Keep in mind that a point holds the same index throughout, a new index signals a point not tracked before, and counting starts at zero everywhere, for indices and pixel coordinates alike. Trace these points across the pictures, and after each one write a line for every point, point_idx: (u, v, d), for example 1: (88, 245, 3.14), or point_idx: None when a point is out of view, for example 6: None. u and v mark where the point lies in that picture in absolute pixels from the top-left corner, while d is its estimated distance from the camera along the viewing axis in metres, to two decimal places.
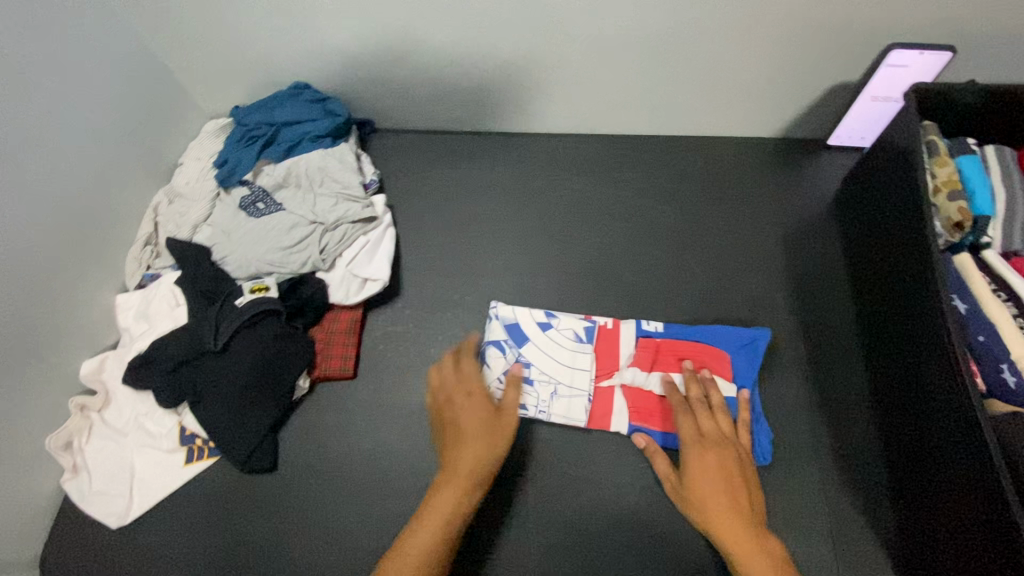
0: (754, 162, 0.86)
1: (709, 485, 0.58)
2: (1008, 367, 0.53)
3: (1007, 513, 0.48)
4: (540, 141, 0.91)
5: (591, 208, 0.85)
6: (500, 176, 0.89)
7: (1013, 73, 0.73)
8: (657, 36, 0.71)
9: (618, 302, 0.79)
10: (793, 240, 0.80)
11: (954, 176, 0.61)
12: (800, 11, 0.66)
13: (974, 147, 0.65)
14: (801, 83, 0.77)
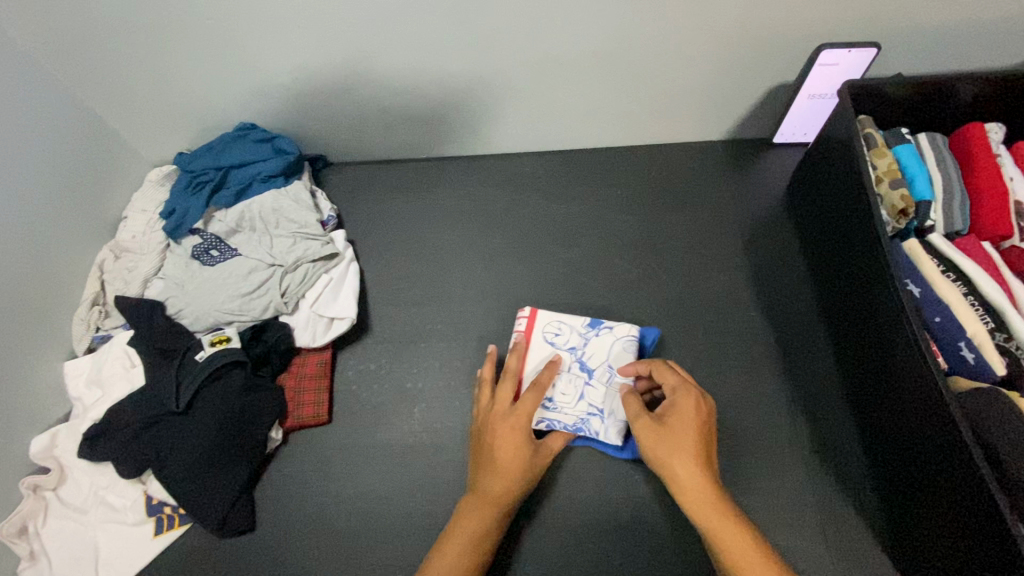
0: (706, 165, 0.88)
1: (685, 437, 0.54)
2: (966, 344, 0.55)
3: (983, 490, 0.49)
4: (498, 162, 0.90)
5: (556, 224, 0.85)
6: (460, 200, 0.88)
7: (937, 63, 0.78)
8: (604, 52, 0.73)
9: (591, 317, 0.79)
10: (750, 237, 0.82)
11: (894, 165, 0.64)
12: (734, 19, 0.69)
13: (909, 135, 0.68)
14: (743, 86, 0.80)
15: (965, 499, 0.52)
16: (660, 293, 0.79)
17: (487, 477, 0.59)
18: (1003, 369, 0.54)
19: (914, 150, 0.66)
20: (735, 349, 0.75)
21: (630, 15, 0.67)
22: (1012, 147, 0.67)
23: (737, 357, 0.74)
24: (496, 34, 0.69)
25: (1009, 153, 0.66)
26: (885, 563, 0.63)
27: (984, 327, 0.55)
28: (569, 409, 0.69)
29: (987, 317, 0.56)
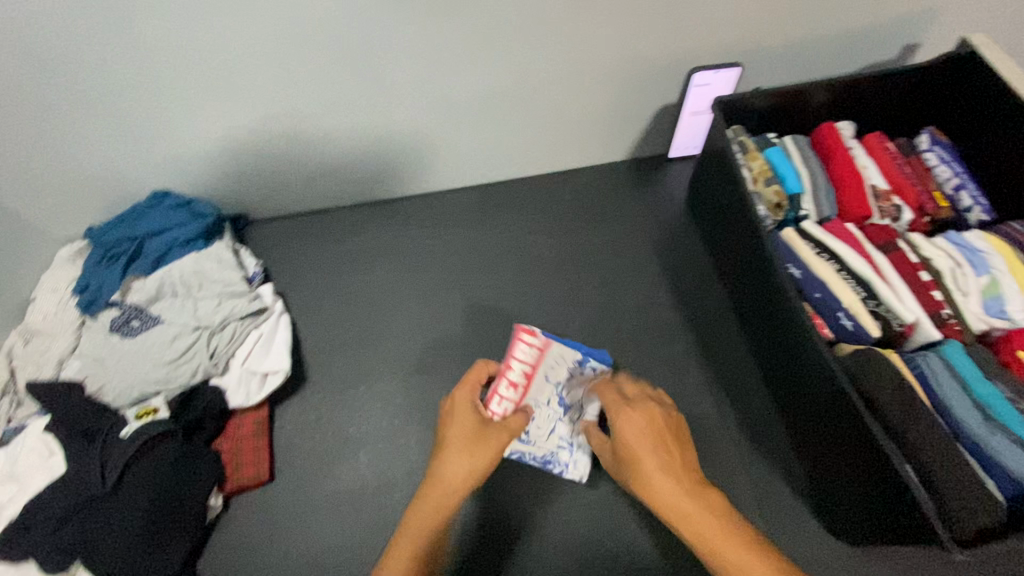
0: (613, 184, 0.95)
1: (641, 444, 0.52)
2: (843, 314, 0.62)
3: (866, 437, 0.54)
4: (422, 201, 0.93)
5: (483, 254, 0.89)
6: (387, 241, 0.90)
7: (794, 75, 0.88)
8: (502, 90, 0.79)
9: (525, 338, 0.82)
10: (661, 244, 0.89)
11: (765, 165, 0.73)
12: (610, 50, 0.77)
13: (777, 139, 0.77)
14: (634, 108, 0.88)
15: (857, 453, 0.56)
16: (588, 306, 0.84)
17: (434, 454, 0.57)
18: (876, 331, 0.60)
19: (782, 151, 0.75)
20: (660, 349, 0.79)
21: (520, 52, 0.74)
22: (861, 141, 0.76)
23: (662, 356, 0.79)
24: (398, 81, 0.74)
25: (860, 145, 0.76)
26: (817, 527, 0.67)
27: (858, 297, 0.62)
28: (541, 442, 0.72)
29: (858, 287, 0.63)
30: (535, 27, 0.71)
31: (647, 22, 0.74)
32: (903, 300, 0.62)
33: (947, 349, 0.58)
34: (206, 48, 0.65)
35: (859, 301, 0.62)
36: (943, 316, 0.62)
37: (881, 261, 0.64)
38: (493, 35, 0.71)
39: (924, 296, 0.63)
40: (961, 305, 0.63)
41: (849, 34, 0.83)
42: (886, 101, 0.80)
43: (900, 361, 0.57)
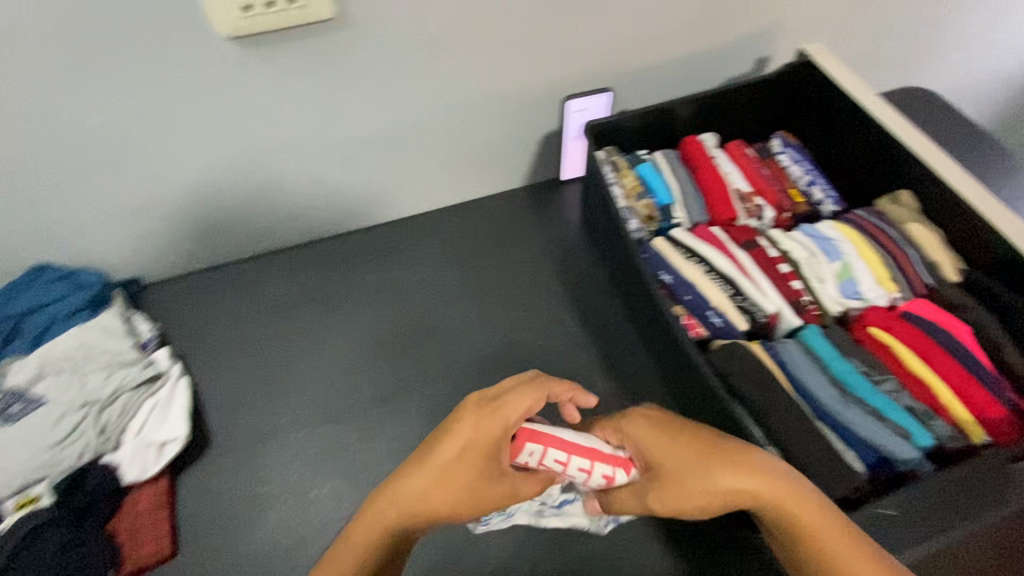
0: (513, 211, 0.98)
1: (660, 447, 0.54)
2: (712, 312, 0.66)
3: (733, 424, 0.57)
4: (325, 245, 0.93)
5: (390, 291, 0.89)
6: (291, 290, 0.89)
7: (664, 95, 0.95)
8: (384, 127, 0.82)
9: (435, 372, 0.82)
10: (562, 265, 0.92)
11: (636, 182, 0.78)
12: (480, 81, 0.81)
13: (648, 155, 0.82)
14: (520, 138, 0.92)
15: None
16: (496, 331, 0.85)
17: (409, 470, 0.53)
18: (744, 324, 0.65)
19: (653, 166, 0.80)
20: (566, 366, 0.81)
21: (391, 89, 0.78)
22: (724, 149, 0.82)
23: (569, 373, 0.81)
24: (274, 124, 0.76)
25: (723, 153, 0.82)
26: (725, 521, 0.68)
27: (726, 294, 0.67)
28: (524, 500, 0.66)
29: (726, 286, 0.67)
30: (400, 64, 0.75)
31: (509, 55, 0.80)
32: (764, 293, 0.67)
33: (807, 333, 0.64)
34: (67, 106, 0.67)
35: (727, 298, 0.66)
36: (802, 303, 0.68)
37: (743, 259, 0.69)
38: (360, 75, 0.75)
39: (784, 286, 0.68)
40: (819, 291, 0.69)
41: (703, 56, 0.90)
42: (746, 113, 0.87)
43: (761, 350, 0.62)
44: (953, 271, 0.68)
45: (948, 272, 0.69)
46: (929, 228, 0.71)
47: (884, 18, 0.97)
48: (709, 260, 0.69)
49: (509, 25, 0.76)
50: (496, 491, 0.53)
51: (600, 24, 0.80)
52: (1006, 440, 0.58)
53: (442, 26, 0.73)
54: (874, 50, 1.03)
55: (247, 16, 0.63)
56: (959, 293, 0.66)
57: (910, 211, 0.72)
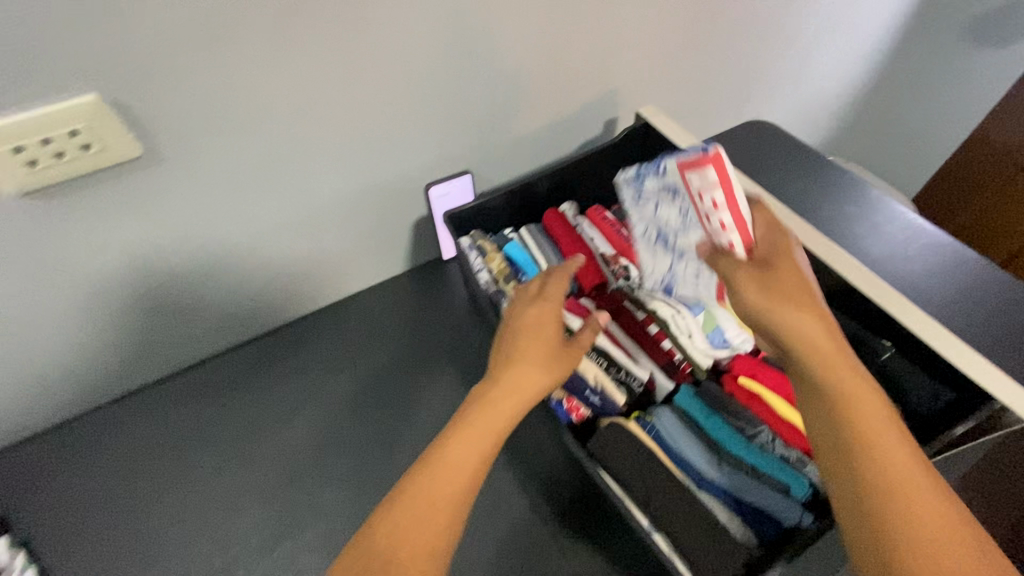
0: (397, 298, 0.96)
1: (788, 262, 0.55)
2: (589, 391, 0.67)
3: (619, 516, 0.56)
4: (197, 373, 0.87)
5: (277, 410, 0.84)
6: (161, 430, 0.81)
7: (526, 165, 0.98)
8: (233, 246, 0.78)
9: (330, 493, 0.76)
10: (453, 348, 0.90)
11: (503, 265, 0.79)
12: (332, 185, 0.79)
13: (514, 234, 0.84)
14: (389, 228, 0.91)
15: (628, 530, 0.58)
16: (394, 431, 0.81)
17: (507, 361, 0.58)
18: (621, 397, 0.67)
19: (520, 245, 0.82)
20: None
21: (236, 210, 0.74)
22: (587, 217, 0.84)
23: None
24: (107, 268, 0.70)
25: (586, 222, 0.84)
26: None
27: (601, 368, 0.69)
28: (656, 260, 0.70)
29: (600, 359, 0.69)
30: (239, 186, 0.72)
31: (356, 157, 0.78)
32: (638, 360, 0.70)
33: (679, 397, 0.67)
34: None
35: (603, 372, 0.68)
36: (675, 361, 0.70)
37: (615, 331, 0.72)
38: (196, 203, 0.70)
39: (654, 349, 0.70)
40: (689, 347, 0.70)
41: (553, 125, 0.94)
42: (602, 176, 0.91)
43: (638, 427, 0.63)
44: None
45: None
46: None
47: (709, 66, 1.06)
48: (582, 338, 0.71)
49: (349, 131, 0.75)
50: (565, 367, 0.59)
51: (444, 114, 0.81)
52: None
53: (277, 143, 0.71)
54: (707, 93, 1.12)
55: (33, 171, 0.57)
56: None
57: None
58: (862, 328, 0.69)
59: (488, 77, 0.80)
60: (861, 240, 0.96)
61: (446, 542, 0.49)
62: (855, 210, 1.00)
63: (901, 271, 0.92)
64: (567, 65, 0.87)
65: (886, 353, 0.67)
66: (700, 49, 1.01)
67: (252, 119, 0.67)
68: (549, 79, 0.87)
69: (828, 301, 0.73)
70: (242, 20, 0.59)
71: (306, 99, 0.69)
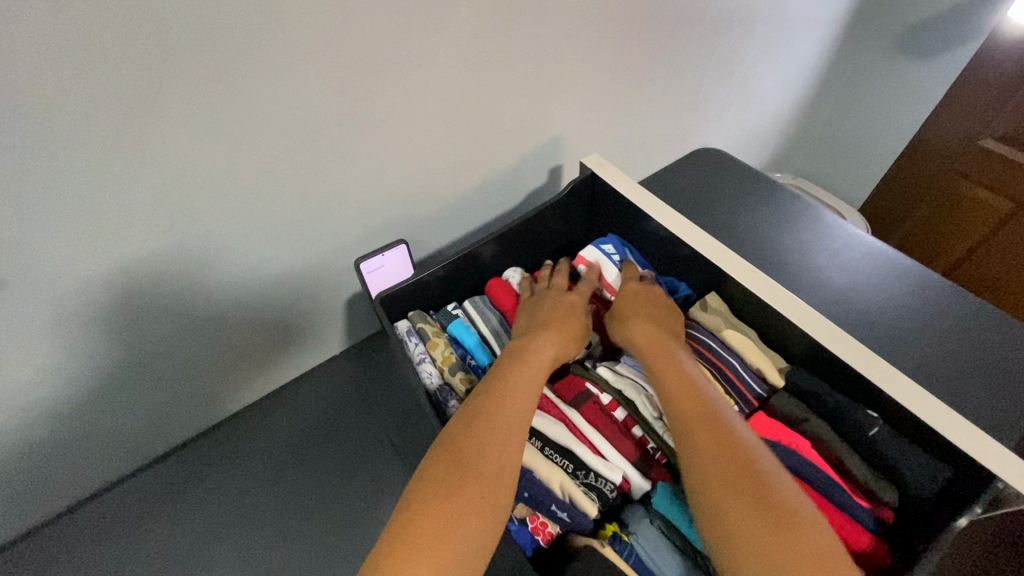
0: (339, 380, 0.90)
1: (663, 350, 0.66)
2: (556, 505, 0.61)
3: None
4: (120, 491, 0.79)
5: (209, 529, 0.76)
6: (79, 562, 0.74)
7: (469, 223, 0.92)
8: (140, 359, 0.69)
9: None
10: (399, 436, 0.83)
11: (447, 351, 0.73)
12: (250, 276, 0.72)
13: (457, 309, 0.79)
14: (313, 308, 0.82)
15: None
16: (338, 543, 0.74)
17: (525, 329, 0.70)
18: (592, 509, 0.61)
19: (465, 322, 0.76)
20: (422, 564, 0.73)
21: (116, 329, 0.64)
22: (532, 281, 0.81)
23: None
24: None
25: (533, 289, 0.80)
26: None
27: (567, 472, 0.64)
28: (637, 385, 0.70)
29: (563, 460, 0.64)
30: (135, 298, 0.63)
31: (276, 245, 0.71)
32: (608, 458, 0.65)
33: (657, 502, 0.62)
34: None
35: (567, 478, 0.63)
36: (646, 452, 0.67)
37: (580, 423, 0.68)
38: (59, 332, 0.60)
39: (624, 439, 0.67)
40: (661, 432, 0.66)
41: (495, 179, 0.88)
42: (551, 231, 0.86)
43: (615, 551, 0.58)
44: (776, 376, 0.71)
45: (773, 377, 0.71)
46: (746, 336, 0.74)
47: (644, 97, 1.00)
48: (545, 438, 0.66)
49: (243, 224, 0.66)
50: (577, 325, 0.72)
51: (354, 189, 0.73)
52: (879, 564, 0.58)
53: (154, 253, 0.61)
54: (646, 122, 1.06)
55: None
56: (793, 404, 0.67)
57: (723, 318, 0.76)
58: (845, 400, 0.64)
59: (397, 147, 0.72)
60: (824, 270, 0.91)
61: (508, 456, 0.54)
62: (812, 236, 0.97)
63: (877, 293, 0.87)
64: (488, 121, 0.79)
65: (872, 429, 0.62)
66: (632, 83, 0.95)
67: (135, 227, 0.57)
68: (470, 136, 0.79)
69: (808, 364, 0.69)
70: (81, 135, 0.49)
71: (188, 210, 0.60)
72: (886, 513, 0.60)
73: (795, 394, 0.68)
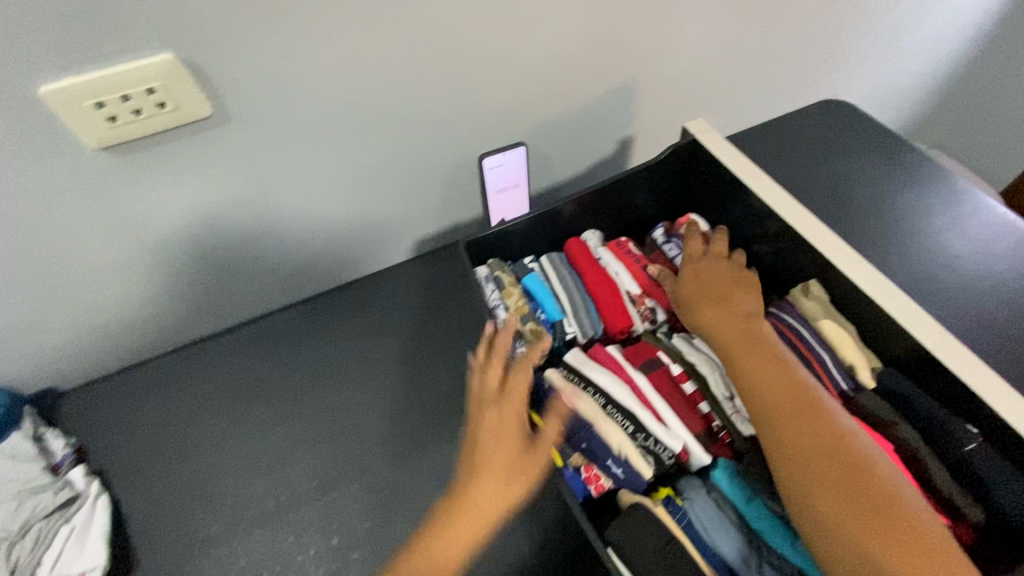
0: (409, 271, 0.92)
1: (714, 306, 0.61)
2: (613, 460, 0.56)
3: None
4: (232, 335, 0.86)
5: (281, 393, 0.81)
6: (205, 378, 0.83)
7: (576, 154, 0.95)
8: (290, 208, 0.78)
9: (363, 450, 0.76)
10: (455, 330, 0.86)
11: (521, 302, 0.69)
12: (382, 157, 0.79)
13: (534, 264, 0.74)
14: (428, 192, 0.87)
15: None
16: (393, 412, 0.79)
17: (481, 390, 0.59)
18: (649, 471, 0.55)
19: (541, 278, 0.72)
20: None
21: (278, 182, 0.74)
22: (609, 248, 0.74)
23: None
24: (158, 234, 0.72)
25: (608, 252, 0.73)
26: None
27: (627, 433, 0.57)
28: None
29: (625, 421, 0.57)
30: (296, 147, 0.72)
31: (410, 128, 0.77)
32: (671, 430, 0.57)
33: (716, 475, 0.55)
34: None
35: (629, 441, 0.56)
36: (712, 430, 0.58)
37: (648, 390, 0.59)
38: (242, 155, 0.69)
39: (690, 415, 0.59)
40: (730, 414, 0.58)
41: (611, 105, 0.91)
42: None
43: (666, 514, 0.53)
44: (868, 376, 0.60)
45: (863, 377, 0.60)
46: (845, 328, 0.62)
47: (775, 44, 0.99)
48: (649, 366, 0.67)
49: (393, 108, 0.74)
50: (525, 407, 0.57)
51: (491, 92, 0.79)
52: None
53: (319, 118, 0.70)
54: (779, 63, 1.03)
55: (139, 118, 0.59)
56: (880, 405, 0.56)
57: (824, 305, 0.64)
58: (941, 409, 0.53)
59: (535, 53, 0.77)
60: (964, 256, 0.80)
61: None
62: (938, 203, 0.87)
63: (972, 233, 0.83)
64: (621, 43, 0.82)
65: (970, 445, 0.51)
66: (771, 22, 0.94)
67: (312, 78, 0.66)
68: (601, 57, 0.83)
69: (904, 367, 0.58)
70: None
71: (353, 67, 0.67)
72: (963, 533, 0.51)
73: (883, 395, 0.58)
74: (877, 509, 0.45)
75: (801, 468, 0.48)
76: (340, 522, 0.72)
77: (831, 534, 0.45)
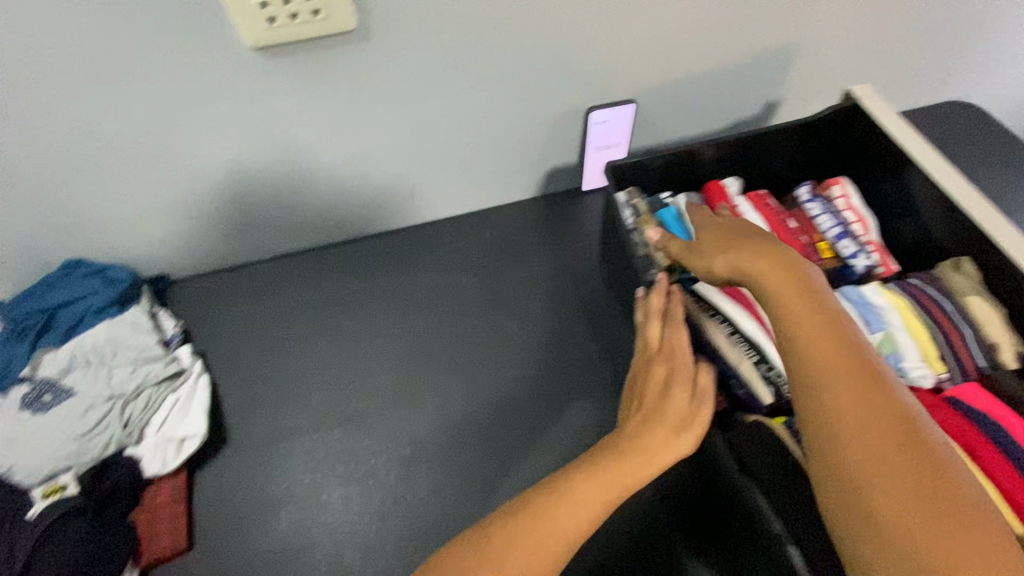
0: (504, 220, 0.95)
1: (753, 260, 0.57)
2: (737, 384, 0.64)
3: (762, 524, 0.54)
4: (331, 254, 0.91)
5: (372, 313, 0.86)
6: (305, 289, 0.89)
7: (685, 125, 0.94)
8: (406, 136, 0.81)
9: (443, 376, 0.81)
10: (543, 280, 0.89)
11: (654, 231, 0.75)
12: (500, 98, 0.80)
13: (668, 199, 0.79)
14: (536, 142, 0.88)
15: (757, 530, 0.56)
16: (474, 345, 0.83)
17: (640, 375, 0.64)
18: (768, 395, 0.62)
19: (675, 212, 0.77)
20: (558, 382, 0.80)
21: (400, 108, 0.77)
22: (750, 197, 0.79)
23: (556, 383, 0.80)
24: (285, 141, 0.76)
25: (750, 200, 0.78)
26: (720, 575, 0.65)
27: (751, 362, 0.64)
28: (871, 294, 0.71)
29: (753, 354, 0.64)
30: (425, 74, 0.74)
31: (532, 71, 0.78)
32: None
33: None
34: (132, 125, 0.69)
35: (752, 367, 0.63)
36: None
37: None
38: (374, 75, 0.72)
39: None
40: None
41: (731, 78, 0.89)
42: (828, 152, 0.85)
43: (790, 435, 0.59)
44: (1009, 357, 0.64)
45: (1005, 357, 0.65)
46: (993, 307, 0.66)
47: (915, 37, 0.93)
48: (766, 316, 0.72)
49: (521, 48, 0.75)
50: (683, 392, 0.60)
51: (617, 46, 0.79)
52: None
53: (451, 48, 0.72)
54: (915, 59, 0.98)
55: (295, 23, 0.63)
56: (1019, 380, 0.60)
57: (973, 283, 0.67)
58: None
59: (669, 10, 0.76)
60: None
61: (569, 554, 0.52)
62: None
63: None
64: (756, 11, 0.80)
65: None
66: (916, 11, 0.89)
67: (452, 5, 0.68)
68: (739, 22, 0.81)
69: None
70: None
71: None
72: None
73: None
74: (924, 504, 0.42)
75: (844, 455, 0.45)
76: (415, 434, 0.76)
77: (866, 524, 0.42)
